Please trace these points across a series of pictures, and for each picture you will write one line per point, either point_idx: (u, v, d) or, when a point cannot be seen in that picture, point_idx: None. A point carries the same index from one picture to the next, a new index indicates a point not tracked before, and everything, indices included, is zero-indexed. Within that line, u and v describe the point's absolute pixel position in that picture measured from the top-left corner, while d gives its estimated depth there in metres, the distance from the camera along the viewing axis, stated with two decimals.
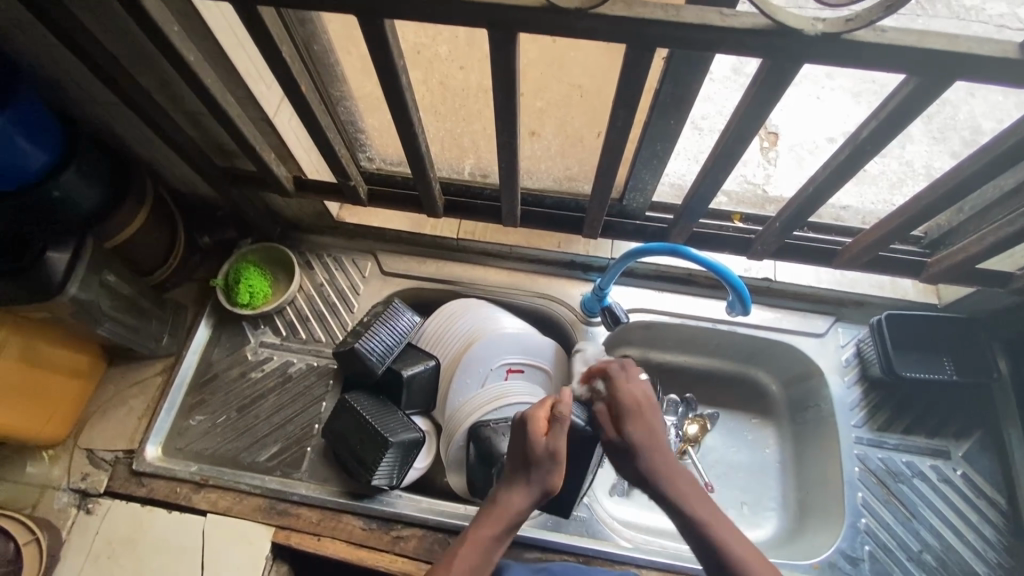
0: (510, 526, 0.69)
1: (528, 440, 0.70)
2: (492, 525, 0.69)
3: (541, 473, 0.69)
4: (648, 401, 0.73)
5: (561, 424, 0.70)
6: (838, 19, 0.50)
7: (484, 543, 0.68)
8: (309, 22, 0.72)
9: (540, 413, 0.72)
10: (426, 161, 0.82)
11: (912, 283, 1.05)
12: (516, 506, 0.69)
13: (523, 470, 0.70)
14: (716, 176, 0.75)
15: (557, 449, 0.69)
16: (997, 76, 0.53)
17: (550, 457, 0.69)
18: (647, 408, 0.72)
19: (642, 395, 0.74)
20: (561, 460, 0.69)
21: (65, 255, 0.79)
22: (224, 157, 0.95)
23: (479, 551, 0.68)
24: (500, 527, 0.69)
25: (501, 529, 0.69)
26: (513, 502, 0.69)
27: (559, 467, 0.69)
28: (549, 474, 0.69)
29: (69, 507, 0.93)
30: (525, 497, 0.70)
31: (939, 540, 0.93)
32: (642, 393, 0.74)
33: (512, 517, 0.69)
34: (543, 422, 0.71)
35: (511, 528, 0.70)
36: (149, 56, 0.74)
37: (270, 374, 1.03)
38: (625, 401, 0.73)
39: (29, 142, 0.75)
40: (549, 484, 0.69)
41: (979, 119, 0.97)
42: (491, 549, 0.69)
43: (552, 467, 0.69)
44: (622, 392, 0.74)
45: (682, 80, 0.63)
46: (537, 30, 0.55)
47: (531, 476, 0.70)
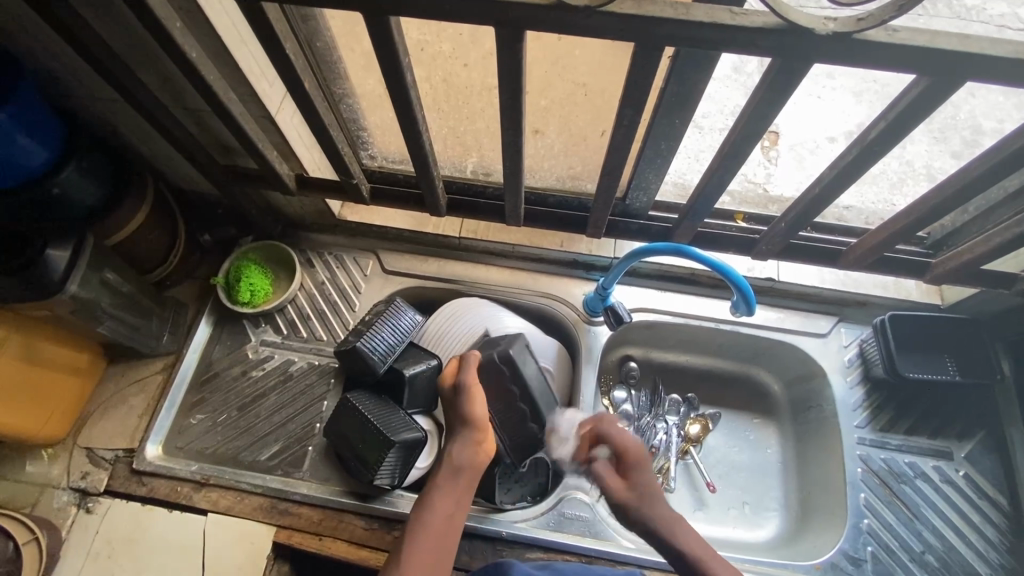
0: (456, 475, 0.78)
1: (444, 388, 0.84)
2: (445, 486, 0.77)
3: (457, 407, 0.81)
4: (638, 457, 0.79)
5: (469, 363, 0.85)
6: (850, 19, 0.50)
7: (438, 497, 0.76)
8: (312, 18, 0.71)
9: (450, 374, 0.85)
10: (430, 160, 0.81)
11: (915, 283, 1.05)
12: (457, 452, 0.79)
13: (455, 419, 0.82)
14: (723, 175, 0.74)
15: (467, 382, 0.82)
16: (1007, 76, 0.53)
17: (456, 390, 0.82)
18: (629, 461, 0.79)
19: (628, 447, 0.80)
20: (467, 391, 0.81)
21: (65, 253, 0.78)
22: (226, 155, 0.94)
23: (435, 508, 0.75)
24: (447, 475, 0.77)
25: (449, 477, 0.77)
26: (455, 450, 0.79)
27: (474, 401, 0.80)
28: (458, 402, 0.81)
29: (70, 506, 0.93)
30: (462, 436, 0.80)
31: (942, 541, 0.93)
32: (635, 459, 0.79)
33: (457, 467, 0.78)
34: (456, 368, 0.86)
35: (458, 475, 0.78)
36: (151, 52, 0.73)
37: (271, 372, 1.02)
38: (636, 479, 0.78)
39: (29, 138, 0.74)
40: (461, 411, 0.80)
41: (980, 119, 0.97)
42: (443, 500, 0.75)
43: (461, 399, 0.81)
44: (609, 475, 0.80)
45: (689, 79, 0.63)
46: (546, 27, 0.55)
47: (455, 414, 0.82)
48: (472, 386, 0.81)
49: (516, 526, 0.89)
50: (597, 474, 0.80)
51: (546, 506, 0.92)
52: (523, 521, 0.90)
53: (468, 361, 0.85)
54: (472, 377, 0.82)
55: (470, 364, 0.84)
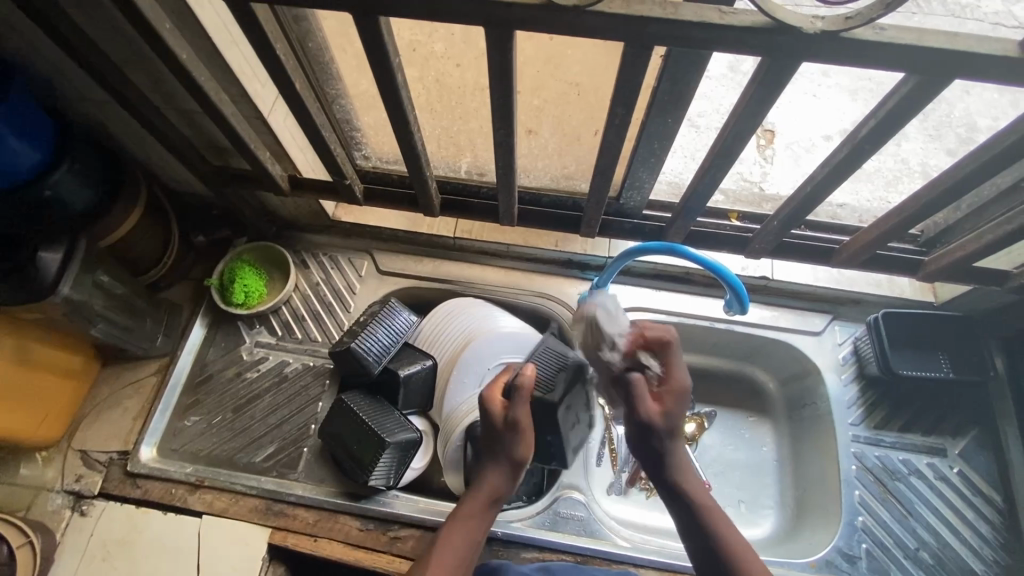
0: (488, 503, 0.75)
1: (489, 418, 0.76)
2: (476, 514, 0.75)
3: (501, 440, 0.75)
4: (682, 394, 0.73)
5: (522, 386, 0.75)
6: (838, 17, 0.50)
7: (468, 520, 0.74)
8: (304, 19, 0.71)
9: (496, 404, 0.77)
10: (422, 160, 0.81)
11: (909, 281, 1.05)
12: (491, 480, 0.76)
13: (493, 447, 0.76)
14: (715, 174, 0.74)
15: (521, 419, 0.74)
16: (996, 74, 0.53)
17: (504, 423, 0.75)
18: (675, 399, 0.73)
19: (677, 384, 0.73)
20: (514, 427, 0.74)
21: (56, 255, 0.78)
22: (219, 156, 0.94)
23: (464, 535, 0.73)
24: (478, 501, 0.75)
25: (481, 507, 0.75)
26: (489, 478, 0.76)
27: (524, 443, 0.75)
28: (504, 436, 0.75)
29: (64, 510, 0.93)
30: (501, 468, 0.76)
31: (936, 538, 0.93)
32: (679, 386, 0.73)
33: (489, 498, 0.76)
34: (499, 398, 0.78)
35: (487, 503, 0.75)
36: (141, 53, 0.73)
37: (266, 374, 1.02)
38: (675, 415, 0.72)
39: (20, 141, 0.74)
40: (503, 444, 0.75)
41: (975, 117, 0.99)
42: (472, 525, 0.74)
43: (510, 435, 0.75)
44: (648, 391, 0.74)
45: (680, 78, 0.63)
46: (536, 27, 0.55)
47: (496, 447, 0.76)
48: (522, 425, 0.74)
49: (511, 526, 0.89)
50: (633, 383, 0.74)
51: (541, 506, 0.92)
52: (520, 521, 0.90)
53: (522, 393, 0.75)
54: (525, 411, 0.75)
55: (524, 389, 0.74)
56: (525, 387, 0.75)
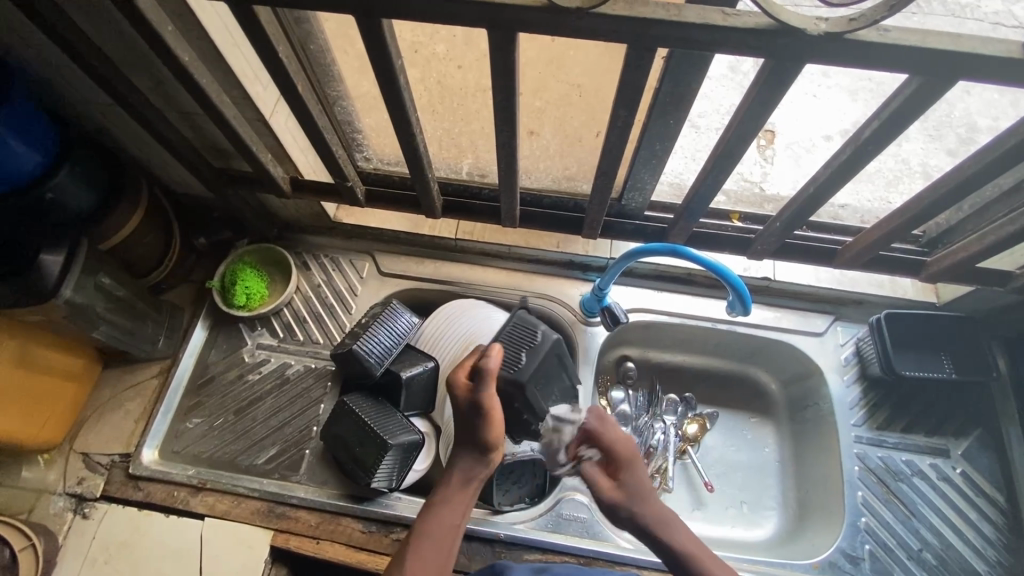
0: (463, 486, 0.77)
1: (455, 396, 0.78)
2: (451, 502, 0.76)
3: (470, 424, 0.77)
4: (630, 458, 0.82)
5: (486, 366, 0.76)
6: (842, 19, 0.50)
7: (447, 505, 0.75)
8: (305, 21, 0.71)
9: (462, 374, 0.79)
10: (425, 162, 0.81)
11: (911, 281, 1.05)
12: (461, 466, 0.78)
13: (462, 432, 0.78)
14: (717, 175, 0.74)
15: (485, 401, 0.75)
16: (1001, 75, 0.53)
17: (469, 407, 0.76)
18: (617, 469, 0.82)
19: (615, 445, 0.83)
20: (478, 408, 0.76)
21: (58, 258, 0.78)
22: (220, 158, 0.94)
23: (442, 520, 0.74)
24: (451, 487, 0.77)
25: (458, 492, 0.76)
26: (459, 462, 0.78)
27: (491, 424, 0.76)
28: (472, 420, 0.76)
29: (65, 512, 0.92)
30: (469, 452, 0.78)
31: (939, 539, 0.93)
32: (624, 451, 0.82)
33: (462, 481, 0.77)
34: (464, 379, 0.79)
35: (462, 489, 0.77)
36: (142, 55, 0.73)
37: (267, 376, 1.02)
38: (632, 488, 0.80)
39: (22, 144, 0.74)
40: (472, 427, 0.77)
41: (975, 118, 0.97)
42: (449, 511, 0.75)
43: (477, 418, 0.76)
44: (599, 475, 0.83)
45: (682, 80, 0.63)
46: (539, 29, 0.55)
47: (466, 430, 0.78)
48: (486, 406, 0.75)
49: (514, 528, 0.89)
50: (585, 475, 0.84)
51: (544, 507, 0.92)
52: (523, 523, 0.90)
53: (483, 373, 0.76)
54: (489, 392, 0.75)
55: (488, 373, 0.75)
56: (491, 362, 0.76)
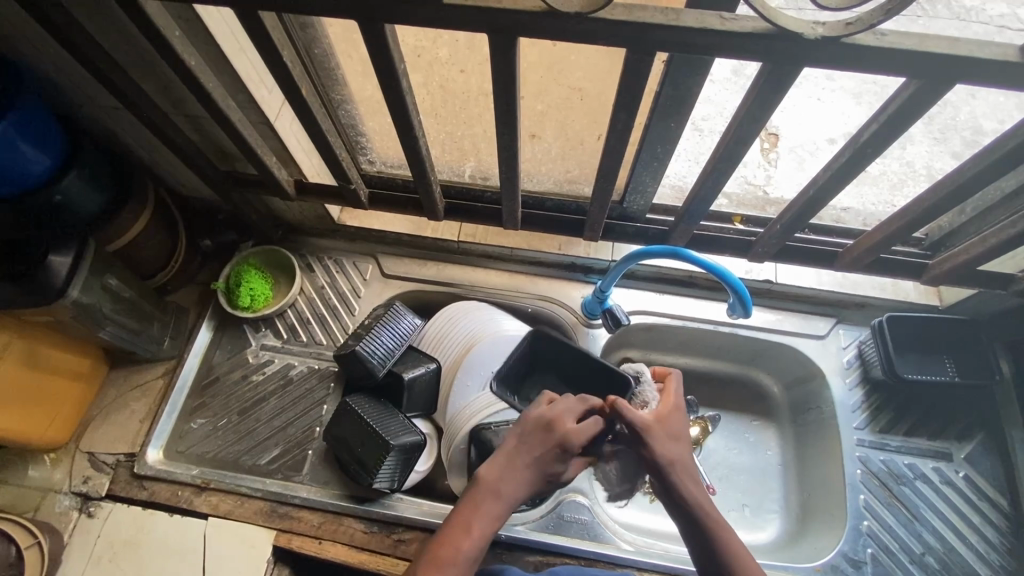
0: (498, 499, 0.67)
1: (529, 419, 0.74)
2: (491, 513, 0.66)
3: (531, 441, 0.71)
4: (675, 408, 0.76)
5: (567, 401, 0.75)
6: (839, 23, 0.50)
7: (478, 519, 0.65)
8: (310, 26, 0.72)
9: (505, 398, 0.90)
10: (427, 165, 0.82)
11: (914, 285, 1.05)
12: (516, 484, 0.68)
13: (519, 449, 0.70)
14: (717, 178, 0.75)
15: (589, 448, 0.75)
16: (1000, 78, 0.53)
17: (545, 425, 0.71)
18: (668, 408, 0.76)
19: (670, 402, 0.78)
20: (557, 425, 0.71)
21: (66, 258, 0.79)
22: (226, 161, 0.95)
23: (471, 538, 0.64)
24: (482, 494, 0.67)
25: (492, 506, 0.66)
26: (495, 472, 0.69)
27: (577, 453, 0.73)
28: (545, 437, 0.71)
29: (71, 511, 0.93)
30: (530, 471, 0.69)
31: (942, 543, 0.93)
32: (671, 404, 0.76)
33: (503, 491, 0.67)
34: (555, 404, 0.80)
35: (507, 501, 0.67)
36: (150, 60, 0.74)
37: (271, 376, 1.03)
38: (676, 428, 0.73)
39: (30, 146, 0.75)
40: (535, 447, 0.70)
41: (980, 120, 0.99)
42: (486, 522, 0.65)
43: (550, 434, 0.71)
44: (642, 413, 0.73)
45: (682, 82, 0.63)
46: (539, 33, 0.55)
47: (522, 448, 0.70)
48: (561, 425, 0.72)
49: (515, 530, 0.90)
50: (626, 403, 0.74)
51: (545, 509, 0.92)
52: (523, 524, 0.90)
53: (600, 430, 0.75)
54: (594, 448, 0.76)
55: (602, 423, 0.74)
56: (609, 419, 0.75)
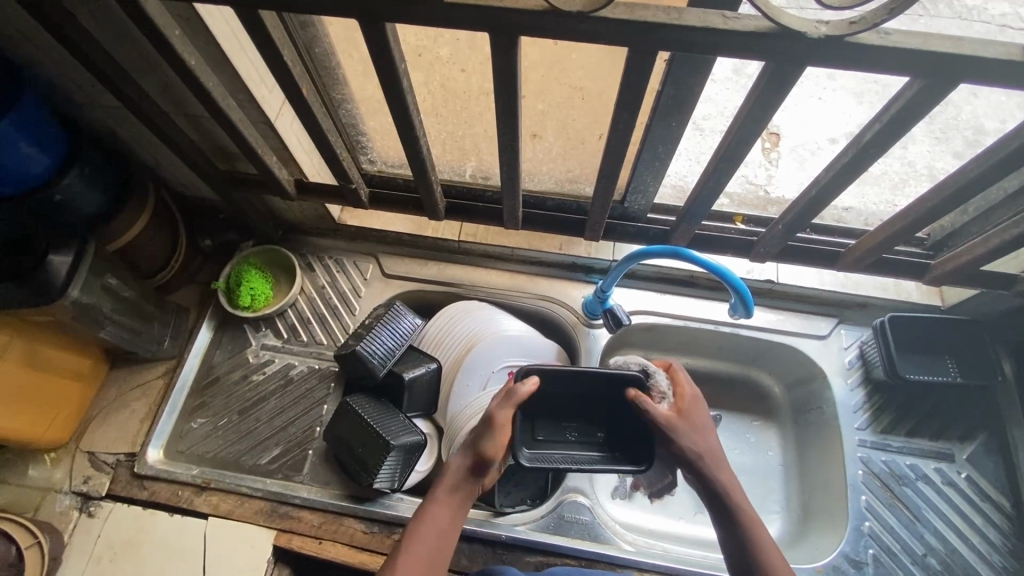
0: (456, 489, 0.74)
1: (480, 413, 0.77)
2: (451, 499, 0.73)
3: (480, 433, 0.75)
4: (693, 398, 0.79)
5: (508, 402, 0.74)
6: (842, 21, 0.50)
7: (434, 508, 0.72)
8: (311, 25, 0.72)
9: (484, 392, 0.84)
10: (428, 164, 0.82)
11: (916, 285, 1.04)
12: (459, 468, 0.75)
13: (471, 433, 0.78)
14: (719, 178, 0.74)
15: (500, 418, 0.73)
16: (1004, 78, 0.53)
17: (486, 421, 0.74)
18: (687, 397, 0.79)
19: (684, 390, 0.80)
20: (497, 427, 0.73)
21: (66, 258, 0.78)
22: (226, 160, 0.95)
23: (431, 524, 0.71)
24: (448, 488, 0.74)
25: (449, 496, 0.73)
26: (458, 463, 0.75)
27: (490, 434, 0.73)
28: (486, 438, 0.73)
29: (71, 510, 0.93)
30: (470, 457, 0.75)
31: (944, 544, 0.92)
32: (684, 393, 0.79)
33: (455, 480, 0.74)
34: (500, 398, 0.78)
35: (457, 489, 0.74)
36: (150, 59, 0.74)
37: (271, 376, 1.03)
38: (698, 419, 0.77)
39: (30, 146, 0.75)
40: (486, 450, 0.73)
41: (982, 120, 1.00)
42: (443, 511, 0.72)
43: (492, 434, 0.73)
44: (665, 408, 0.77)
45: (684, 82, 0.63)
46: (541, 33, 0.55)
47: (475, 437, 0.76)
48: (503, 427, 0.73)
49: (515, 530, 0.89)
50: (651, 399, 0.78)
51: (545, 509, 0.92)
52: (524, 525, 0.90)
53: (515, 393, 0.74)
54: (507, 417, 0.73)
55: (515, 396, 0.74)
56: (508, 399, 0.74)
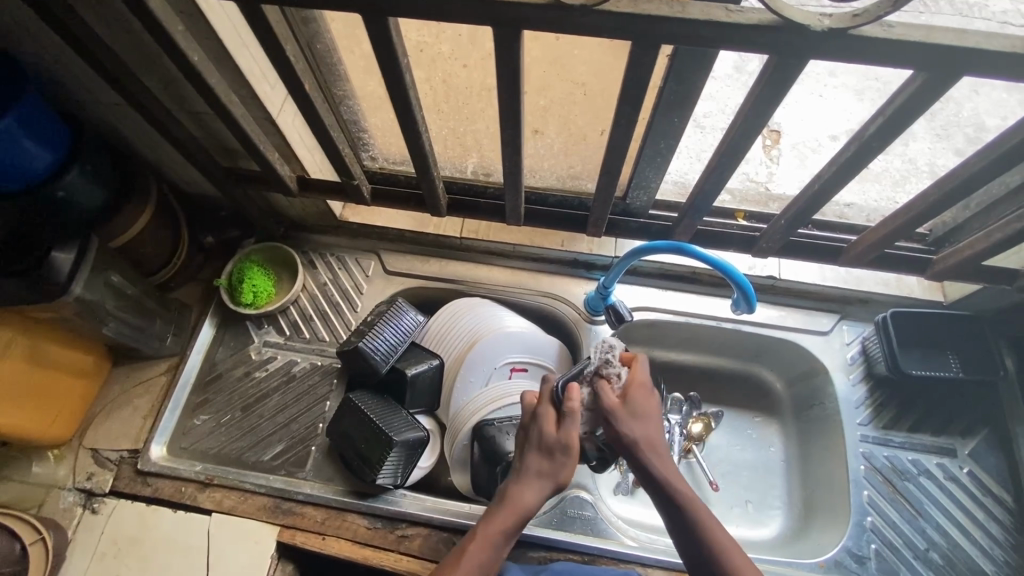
0: (522, 517, 0.71)
1: (542, 436, 0.74)
2: (510, 521, 0.71)
3: (552, 462, 0.73)
4: (642, 385, 0.78)
5: (572, 418, 0.73)
6: (845, 14, 0.50)
7: (496, 535, 0.70)
8: (313, 21, 0.72)
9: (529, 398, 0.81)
10: (430, 160, 0.82)
11: (917, 280, 1.05)
12: (529, 497, 0.72)
13: (537, 460, 0.73)
14: (721, 173, 0.74)
15: (575, 447, 0.72)
16: (1007, 71, 0.53)
17: (562, 448, 0.72)
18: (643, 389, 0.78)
19: (635, 380, 0.79)
20: (575, 452, 0.73)
21: (70, 255, 0.78)
22: (228, 157, 0.95)
23: (493, 548, 0.70)
24: (514, 522, 0.71)
25: (515, 524, 0.71)
26: (528, 497, 0.72)
27: (565, 462, 0.72)
28: (565, 467, 0.72)
29: (75, 507, 0.94)
30: (539, 485, 0.72)
31: (946, 538, 0.93)
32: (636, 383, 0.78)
33: (523, 505, 0.72)
34: (555, 416, 0.75)
35: (522, 517, 0.72)
36: (153, 56, 0.74)
37: (274, 373, 1.03)
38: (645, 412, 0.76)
39: (33, 142, 0.75)
40: (562, 477, 0.73)
41: (984, 117, 0.99)
42: (504, 536, 0.71)
43: (568, 460, 0.73)
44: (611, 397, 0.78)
45: (686, 77, 0.63)
46: (543, 26, 0.55)
47: (544, 466, 0.73)
48: (577, 453, 0.73)
49: None
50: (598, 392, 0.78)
51: (547, 505, 0.92)
52: (527, 520, 0.90)
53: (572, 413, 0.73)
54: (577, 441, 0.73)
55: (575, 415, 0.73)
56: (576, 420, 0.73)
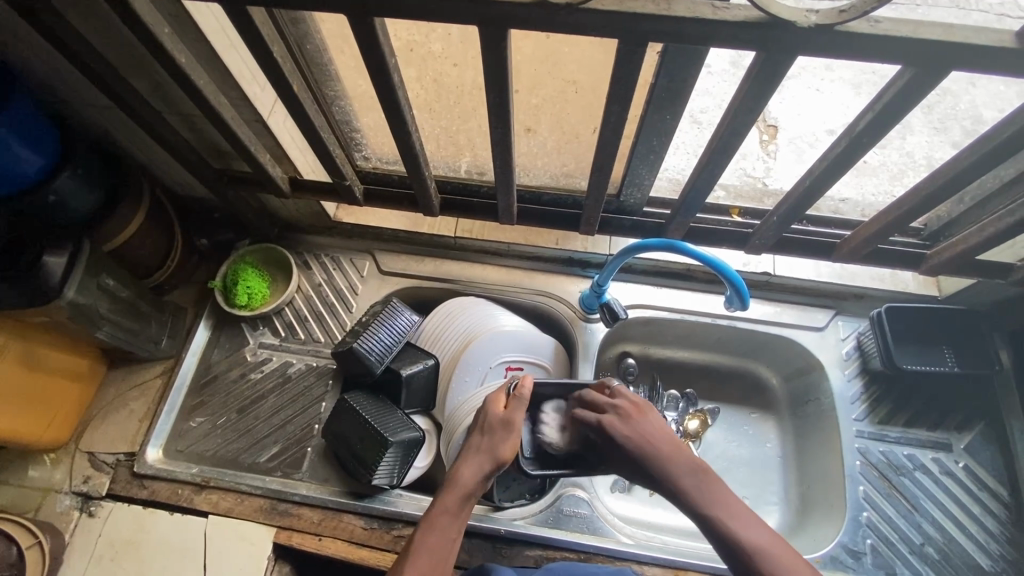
0: (465, 496, 0.71)
1: (490, 416, 0.78)
2: (453, 500, 0.71)
3: (493, 437, 0.76)
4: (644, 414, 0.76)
5: (517, 399, 0.80)
6: (832, 10, 0.50)
7: (441, 514, 0.70)
8: (302, 21, 0.72)
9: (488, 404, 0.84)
10: (421, 160, 0.81)
11: (913, 275, 1.04)
12: (470, 475, 0.73)
13: (478, 442, 0.76)
14: (713, 170, 0.74)
15: (514, 423, 0.77)
16: (996, 65, 0.53)
17: (504, 423, 0.77)
18: (639, 411, 0.76)
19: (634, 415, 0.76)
20: (516, 428, 0.77)
21: (61, 259, 0.78)
22: (220, 158, 0.95)
23: (438, 528, 0.69)
24: (456, 499, 0.71)
25: (456, 501, 0.71)
26: (467, 473, 0.73)
27: (506, 438, 0.76)
28: (505, 440, 0.75)
29: (72, 511, 0.94)
30: (481, 463, 0.74)
31: (942, 533, 0.93)
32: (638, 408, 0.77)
33: (466, 484, 0.72)
34: (503, 398, 0.81)
35: (464, 496, 0.71)
36: (141, 58, 0.74)
37: (269, 375, 1.03)
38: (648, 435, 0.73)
39: (23, 147, 0.75)
40: (501, 453, 0.74)
41: (981, 109, 0.98)
42: (449, 518, 0.70)
43: (508, 435, 0.76)
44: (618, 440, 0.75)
45: (677, 74, 0.62)
46: (529, 25, 0.55)
47: (485, 443, 0.76)
48: (518, 429, 0.77)
49: (514, 524, 0.90)
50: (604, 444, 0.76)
51: (543, 504, 0.92)
52: (523, 519, 0.91)
53: (518, 391, 0.80)
54: (518, 419, 0.77)
55: (519, 397, 0.80)
56: (518, 398, 0.80)
